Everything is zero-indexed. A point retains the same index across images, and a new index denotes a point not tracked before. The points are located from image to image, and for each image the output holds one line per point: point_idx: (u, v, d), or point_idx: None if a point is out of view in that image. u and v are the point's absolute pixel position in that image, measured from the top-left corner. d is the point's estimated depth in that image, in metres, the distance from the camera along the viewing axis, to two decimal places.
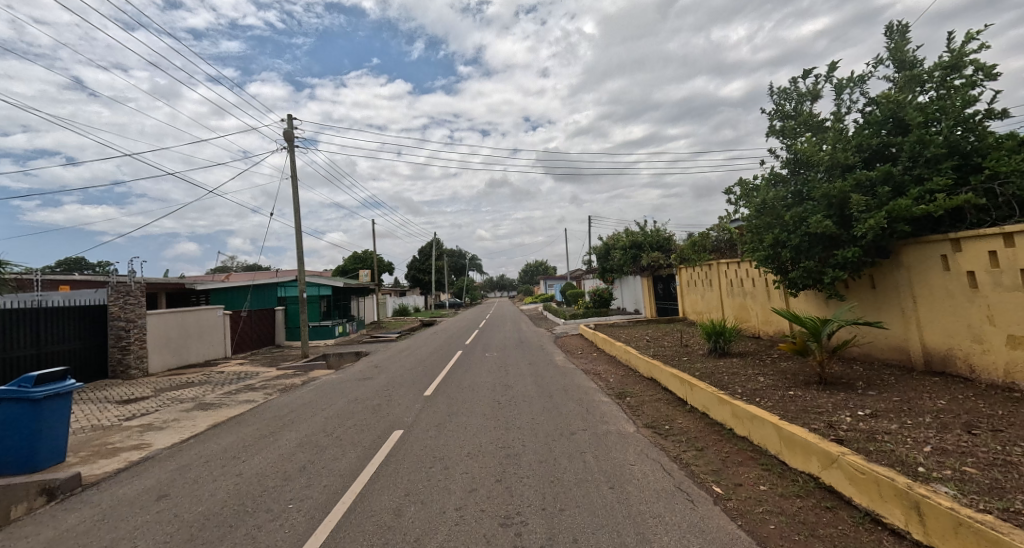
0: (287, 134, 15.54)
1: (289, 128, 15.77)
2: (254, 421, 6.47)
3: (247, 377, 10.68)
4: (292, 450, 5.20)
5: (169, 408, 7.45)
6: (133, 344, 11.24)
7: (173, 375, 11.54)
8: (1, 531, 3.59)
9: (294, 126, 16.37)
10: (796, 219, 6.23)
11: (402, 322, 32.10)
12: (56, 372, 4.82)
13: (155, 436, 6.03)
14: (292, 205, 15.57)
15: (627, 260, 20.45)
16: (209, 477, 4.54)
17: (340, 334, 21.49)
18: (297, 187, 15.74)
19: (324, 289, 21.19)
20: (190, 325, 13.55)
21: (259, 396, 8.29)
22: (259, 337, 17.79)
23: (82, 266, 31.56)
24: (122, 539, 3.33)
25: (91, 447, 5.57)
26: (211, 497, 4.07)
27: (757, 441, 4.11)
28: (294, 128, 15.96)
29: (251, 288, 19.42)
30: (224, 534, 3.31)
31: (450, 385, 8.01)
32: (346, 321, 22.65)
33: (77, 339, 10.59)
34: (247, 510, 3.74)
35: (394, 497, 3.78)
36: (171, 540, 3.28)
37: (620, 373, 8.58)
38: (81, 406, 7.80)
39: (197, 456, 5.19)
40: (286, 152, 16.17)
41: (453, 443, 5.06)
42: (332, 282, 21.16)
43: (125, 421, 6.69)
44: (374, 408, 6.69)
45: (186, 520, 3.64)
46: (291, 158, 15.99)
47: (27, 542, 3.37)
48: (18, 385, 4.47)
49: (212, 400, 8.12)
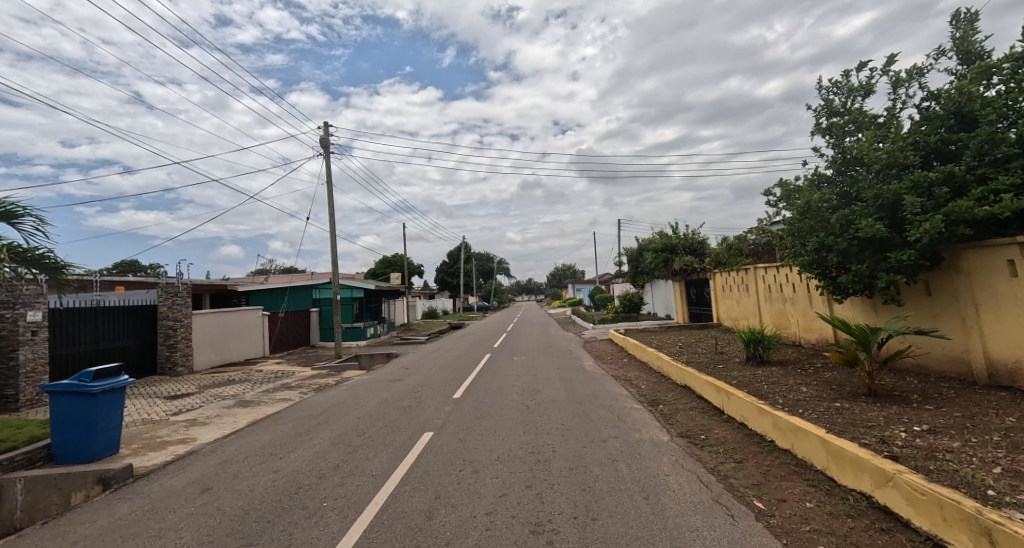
0: (323, 141, 15.99)
1: (326, 135, 16.26)
2: (289, 420, 6.65)
3: (283, 376, 11.05)
4: (327, 448, 5.34)
5: (213, 405, 7.77)
6: (180, 342, 11.84)
7: (215, 373, 12.07)
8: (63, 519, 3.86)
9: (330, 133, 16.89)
10: (842, 221, 5.92)
11: (435, 323, 35.32)
12: (112, 368, 5.13)
13: (199, 430, 6.30)
14: (329, 209, 16.06)
15: (658, 264, 19.99)
16: (249, 473, 4.71)
17: (373, 336, 22.01)
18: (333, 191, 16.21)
19: (357, 291, 21.80)
20: (232, 325, 14.16)
21: (295, 395, 8.57)
22: (295, 337, 18.43)
23: (136, 269, 34.25)
24: (171, 529, 3.51)
25: (142, 440, 5.87)
26: (252, 492, 4.22)
27: (801, 454, 3.92)
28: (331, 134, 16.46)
29: (290, 289, 20.18)
30: (263, 529, 3.42)
31: (479, 388, 8.02)
32: (378, 323, 23.23)
33: (131, 337, 11.23)
34: (285, 507, 3.85)
35: (424, 499, 3.81)
36: (214, 533, 3.42)
37: (651, 380, 8.38)
38: (135, 400, 8.26)
39: (237, 452, 5.39)
40: (324, 159, 16.67)
41: (483, 447, 5.06)
42: (365, 286, 21.89)
43: (172, 417, 7.02)
44: (405, 410, 6.76)
45: (227, 514, 3.79)
46: (328, 163, 16.53)
47: (87, 529, 3.60)
48: (79, 379, 4.79)
49: (251, 397, 8.44)
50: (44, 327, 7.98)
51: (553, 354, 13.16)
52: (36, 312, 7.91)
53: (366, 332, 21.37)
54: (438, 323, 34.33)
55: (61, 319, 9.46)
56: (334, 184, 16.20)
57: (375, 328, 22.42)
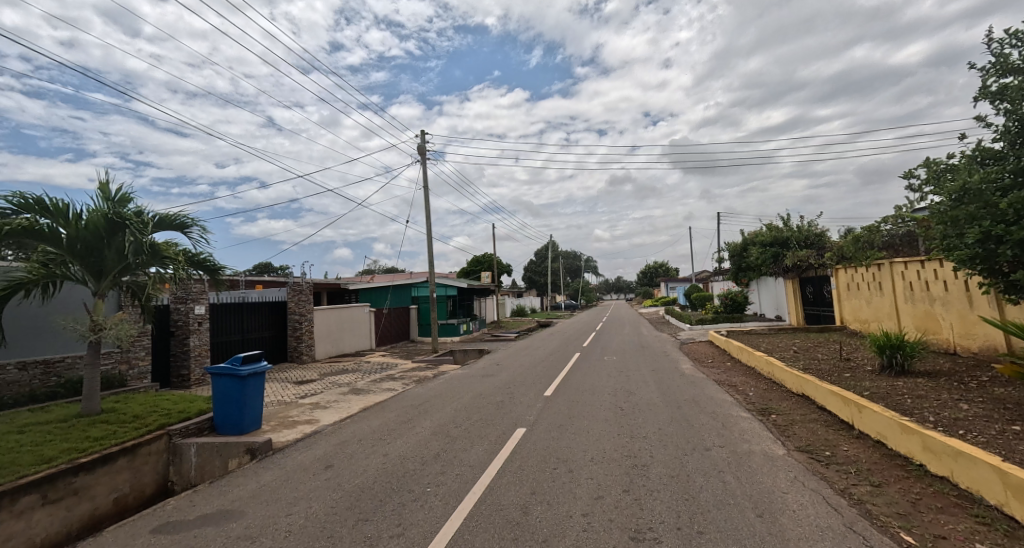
0: (420, 149, 17.14)
1: (422, 143, 17.38)
2: (394, 408, 7.24)
3: (388, 368, 12.08)
4: (428, 437, 5.72)
5: (332, 390, 8.75)
6: (304, 334, 13.51)
7: (331, 363, 13.52)
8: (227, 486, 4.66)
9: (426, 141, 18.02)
10: (1019, 206, 4.86)
11: (524, 320, 36.15)
12: (255, 355, 6.05)
13: (321, 413, 7.10)
14: (425, 212, 17.18)
15: (766, 260, 18.20)
16: (363, 455, 5.21)
17: (466, 334, 23.13)
18: (429, 195, 17.27)
19: (451, 290, 23.08)
20: (345, 320, 15.81)
21: (399, 385, 9.30)
22: (397, 332, 20.11)
23: (269, 270, 40.16)
24: (304, 501, 4.02)
25: (278, 418, 6.80)
26: (366, 472, 4.67)
27: (965, 485, 3.29)
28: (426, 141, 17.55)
29: (391, 287, 21.97)
30: (377, 508, 3.76)
31: (570, 387, 8.00)
32: (469, 320, 24.36)
33: (268, 329, 13.00)
34: (394, 488, 4.19)
35: (520, 493, 3.90)
36: (337, 507, 3.85)
37: (761, 387, 7.67)
38: (272, 383, 9.58)
39: (353, 434, 6.00)
40: (420, 165, 17.85)
41: (577, 447, 5.02)
42: (460, 284, 23.01)
43: (300, 399, 8.04)
44: (498, 405, 6.98)
45: (347, 490, 4.24)
46: (424, 169, 17.67)
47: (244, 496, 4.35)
48: (231, 363, 5.75)
49: (362, 385, 9.34)
50: (207, 318, 9.53)
51: (646, 355, 12.67)
52: (202, 306, 9.47)
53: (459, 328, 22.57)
54: (526, 321, 34.93)
55: (216, 312, 11.25)
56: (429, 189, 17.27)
57: (467, 326, 23.41)
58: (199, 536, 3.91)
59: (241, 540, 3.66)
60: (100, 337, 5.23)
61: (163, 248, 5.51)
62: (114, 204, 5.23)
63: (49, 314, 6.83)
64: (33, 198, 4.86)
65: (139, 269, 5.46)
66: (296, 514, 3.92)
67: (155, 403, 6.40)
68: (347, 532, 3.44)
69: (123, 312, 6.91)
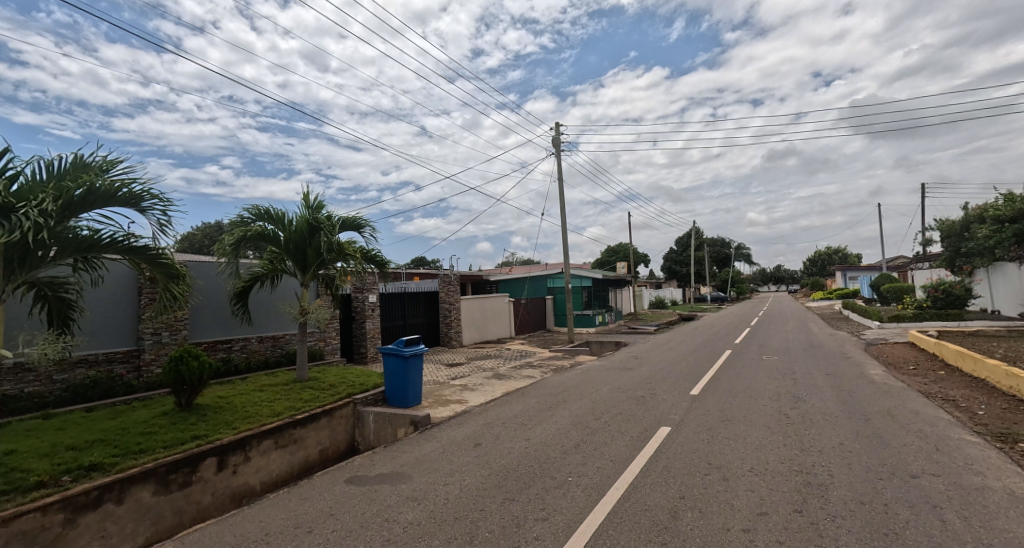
0: (554, 141, 17.44)
1: (556, 136, 17.66)
2: (535, 395, 7.55)
3: (527, 355, 12.69)
4: (567, 427, 5.82)
5: (478, 374, 9.55)
6: (453, 321, 14.97)
7: (476, 348, 14.77)
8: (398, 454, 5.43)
9: (560, 133, 18.26)
10: None
11: (665, 313, 34.50)
12: (414, 338, 6.92)
13: (469, 394, 7.78)
14: (560, 205, 17.52)
15: (1003, 240, 13.97)
16: (507, 437, 5.56)
17: (601, 324, 23.20)
18: (562, 187, 17.49)
19: (585, 281, 23.26)
20: (488, 309, 17.12)
21: (537, 373, 9.67)
22: (535, 321, 21.09)
23: (424, 264, 45.93)
24: (458, 476, 4.47)
25: (435, 396, 7.67)
26: (510, 454, 4.97)
27: None
28: (560, 134, 17.78)
29: (529, 279, 23.05)
30: (522, 490, 3.98)
31: (720, 388, 7.30)
32: (605, 311, 24.17)
33: (424, 316, 14.58)
34: (537, 473, 4.37)
35: (667, 496, 3.70)
36: (487, 485, 4.19)
37: (996, 407, 5.93)
38: (429, 364, 10.86)
39: (498, 416, 6.44)
40: (554, 158, 18.19)
41: (732, 454, 4.57)
42: (594, 275, 23.09)
43: (452, 380, 8.94)
44: (639, 400, 6.74)
45: (494, 469, 4.57)
46: (558, 162, 17.95)
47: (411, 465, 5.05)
48: (397, 345, 6.71)
49: (504, 371, 9.98)
50: (378, 305, 11.15)
51: (818, 356, 10.87)
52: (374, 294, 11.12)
53: (594, 319, 22.68)
54: (664, 314, 33.20)
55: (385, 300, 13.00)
56: (563, 181, 17.49)
57: (603, 316, 23.48)
58: (380, 492, 4.67)
59: (411, 500, 4.27)
60: (306, 319, 6.50)
61: (346, 246, 6.59)
62: (313, 211, 6.45)
63: (275, 300, 8.66)
64: (263, 209, 6.25)
65: (330, 263, 6.60)
66: (452, 484, 4.39)
67: (344, 375, 7.74)
68: (495, 509, 3.72)
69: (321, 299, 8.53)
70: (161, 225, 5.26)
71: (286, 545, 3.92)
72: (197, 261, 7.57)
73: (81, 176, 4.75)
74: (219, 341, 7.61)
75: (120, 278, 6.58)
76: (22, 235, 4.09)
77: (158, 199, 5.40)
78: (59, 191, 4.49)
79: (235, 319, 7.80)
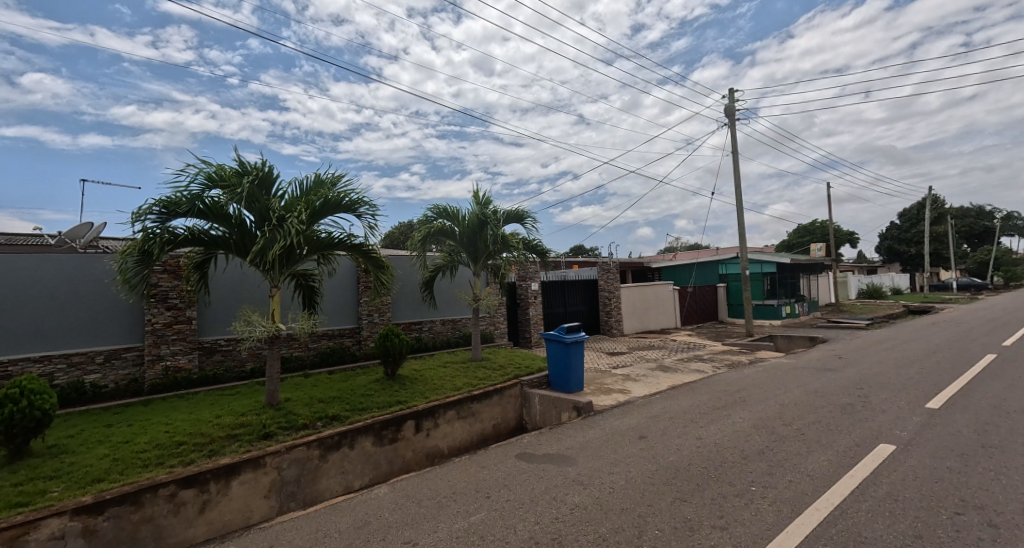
0: (729, 111, 15.53)
1: (730, 104, 15.70)
2: (707, 391, 6.94)
3: (695, 348, 11.78)
4: (748, 430, 5.18)
5: (640, 365, 9.27)
6: (613, 309, 14.77)
7: (637, 338, 14.37)
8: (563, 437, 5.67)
9: (735, 100, 16.15)
10: None
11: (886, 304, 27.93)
12: (575, 326, 7.05)
13: (633, 385, 7.59)
14: (734, 182, 15.65)
15: None
16: (676, 433, 5.24)
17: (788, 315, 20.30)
18: (738, 161, 15.50)
19: (767, 266, 20.50)
20: (649, 298, 16.47)
21: (708, 368, 8.87)
22: (704, 311, 19.51)
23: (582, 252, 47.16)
24: (623, 468, 4.41)
25: (596, 383, 7.73)
26: (680, 451, 4.68)
27: None
28: (735, 101, 15.75)
29: (696, 265, 21.13)
30: (696, 493, 3.70)
31: (978, 404, 5.53)
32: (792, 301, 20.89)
33: (583, 304, 14.73)
34: (713, 476, 4.01)
35: (894, 531, 2.98)
36: (654, 482, 4.03)
37: None
38: (590, 352, 10.99)
39: (665, 410, 6.12)
40: (728, 129, 16.21)
41: (1006, 493, 3.43)
42: (777, 259, 20.15)
43: (614, 369, 8.87)
44: (847, 409, 5.58)
45: (662, 465, 4.37)
46: (732, 133, 15.96)
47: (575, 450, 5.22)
48: (559, 332, 6.95)
49: (670, 363, 9.45)
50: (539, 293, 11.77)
51: None
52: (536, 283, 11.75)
53: (779, 310, 19.86)
54: (878, 305, 26.89)
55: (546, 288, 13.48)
56: (738, 154, 15.49)
57: (790, 306, 20.44)
58: (547, 471, 4.89)
59: (576, 484, 4.36)
60: (478, 306, 7.19)
61: (510, 238, 7.02)
62: (482, 206, 7.05)
63: (454, 288, 9.83)
64: (442, 208, 7.07)
65: (497, 254, 7.13)
66: (618, 474, 4.35)
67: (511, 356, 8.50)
68: (666, 507, 3.54)
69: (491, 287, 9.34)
70: (370, 227, 6.51)
71: (469, 506, 4.43)
72: (395, 254, 9.10)
73: (320, 191, 6.08)
74: (412, 322, 8.98)
75: (346, 270, 8.30)
76: (293, 240, 5.66)
77: (367, 205, 6.62)
78: (308, 204, 5.93)
79: (423, 303, 9.12)
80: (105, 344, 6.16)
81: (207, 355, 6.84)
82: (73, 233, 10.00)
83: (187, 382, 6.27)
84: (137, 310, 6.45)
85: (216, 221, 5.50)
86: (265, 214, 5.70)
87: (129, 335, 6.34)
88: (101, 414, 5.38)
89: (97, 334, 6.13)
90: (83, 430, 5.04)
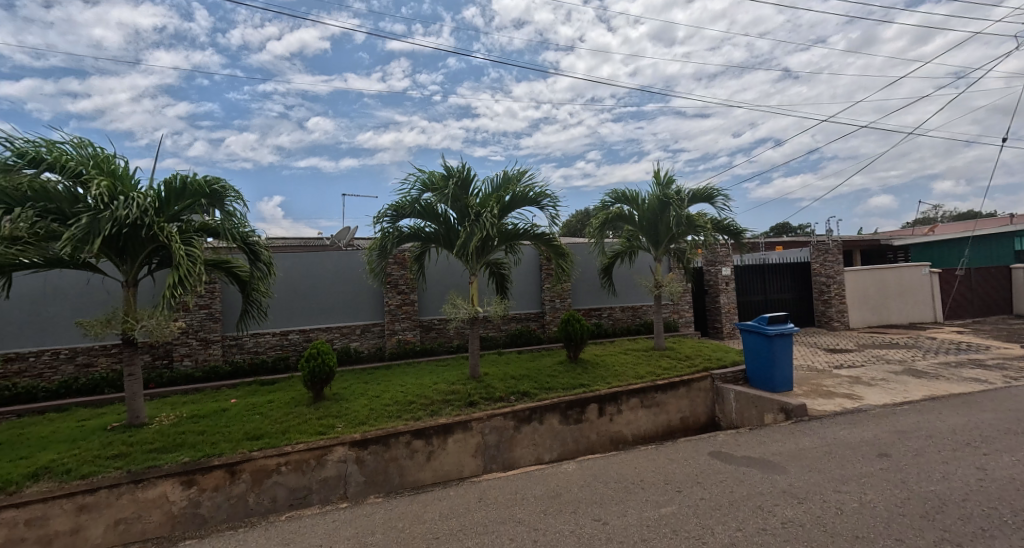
0: None
1: None
2: (993, 409, 5.15)
3: (969, 351, 8.85)
4: None
5: (876, 367, 7.48)
6: (833, 298, 12.11)
7: (870, 334, 11.61)
8: (763, 441, 5.08)
9: None
10: None
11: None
12: (781, 316, 6.20)
13: (865, 390, 6.19)
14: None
15: None
16: (938, 457, 4.07)
17: None
18: None
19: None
20: (891, 285, 13.02)
21: (994, 378, 6.57)
22: (984, 302, 14.50)
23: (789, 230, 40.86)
24: (855, 489, 3.67)
25: (812, 384, 6.57)
26: (945, 481, 3.62)
27: None
28: None
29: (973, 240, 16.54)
30: (978, 538, 2.82)
31: None
32: None
33: (790, 291, 12.43)
34: (1007, 522, 2.98)
35: None
36: (904, 512, 3.24)
37: None
38: (802, 347, 9.40)
39: (918, 426, 4.80)
40: None
41: None
42: None
43: (835, 369, 7.39)
44: None
45: (916, 494, 3.47)
46: None
47: (782, 456, 4.62)
48: (758, 322, 6.24)
49: (924, 368, 7.34)
50: (732, 279, 10.67)
51: None
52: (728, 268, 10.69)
53: None
54: None
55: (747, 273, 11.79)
56: None
57: None
58: (749, 475, 4.38)
59: (789, 495, 3.77)
60: (661, 292, 6.90)
61: (696, 218, 6.51)
62: (663, 187, 6.69)
63: (634, 274, 9.64)
64: (621, 192, 6.93)
65: (681, 237, 6.71)
66: (849, 494, 3.61)
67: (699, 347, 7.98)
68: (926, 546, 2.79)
69: (674, 273, 8.81)
70: (552, 218, 6.85)
71: (659, 497, 4.23)
72: (575, 243, 9.50)
73: (508, 187, 6.63)
74: (592, 308, 9.17)
75: (530, 259, 8.95)
76: (488, 232, 6.34)
77: (548, 196, 6.96)
78: (498, 200, 6.52)
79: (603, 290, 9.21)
80: (361, 320, 8.02)
81: (426, 332, 8.23)
82: (339, 236, 13.34)
83: (413, 352, 7.72)
84: (378, 294, 8.17)
85: (428, 219, 6.53)
86: (465, 211, 6.52)
87: (374, 313, 8.12)
88: (361, 373, 7.06)
89: (356, 312, 8.02)
90: (352, 383, 6.70)
